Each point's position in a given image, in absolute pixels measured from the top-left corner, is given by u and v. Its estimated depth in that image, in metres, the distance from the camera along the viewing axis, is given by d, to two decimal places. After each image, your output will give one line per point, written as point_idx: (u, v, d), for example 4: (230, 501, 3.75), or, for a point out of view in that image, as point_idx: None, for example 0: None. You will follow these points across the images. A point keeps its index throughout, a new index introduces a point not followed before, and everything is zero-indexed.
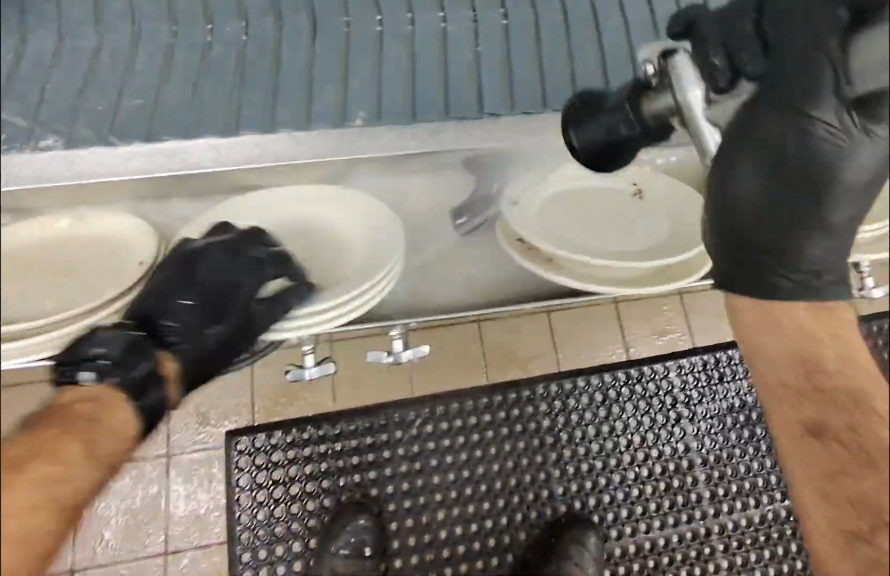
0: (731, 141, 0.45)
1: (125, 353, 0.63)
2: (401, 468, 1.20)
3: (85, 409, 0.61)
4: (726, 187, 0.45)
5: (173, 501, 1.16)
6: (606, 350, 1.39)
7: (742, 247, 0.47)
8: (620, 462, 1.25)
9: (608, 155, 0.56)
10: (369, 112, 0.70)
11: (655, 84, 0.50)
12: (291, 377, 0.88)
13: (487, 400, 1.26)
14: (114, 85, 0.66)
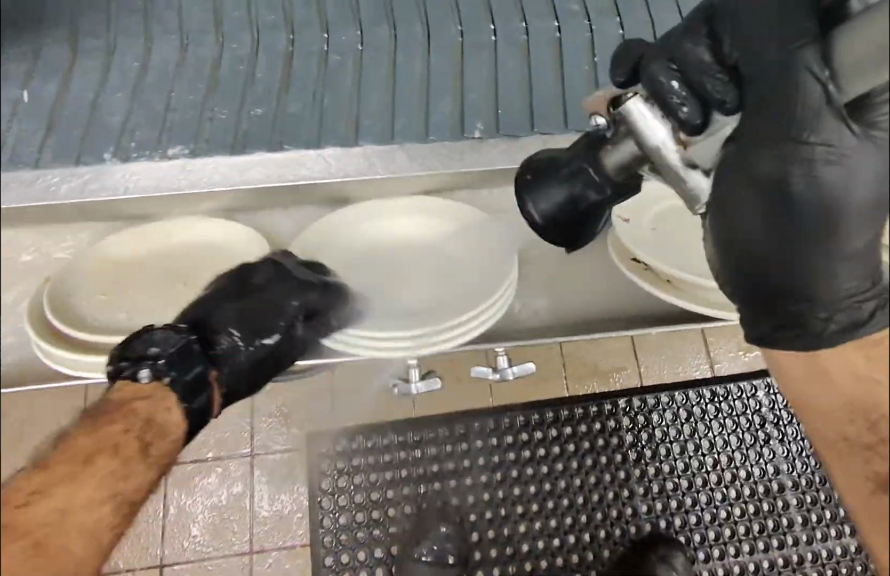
0: (732, 168, 0.44)
1: (177, 351, 0.63)
2: (481, 479, 1.19)
3: (137, 407, 0.60)
4: (733, 228, 0.44)
5: (258, 502, 1.18)
6: (689, 366, 1.32)
7: (759, 291, 0.45)
8: (707, 482, 1.21)
9: (576, 225, 0.52)
10: (487, 124, 0.78)
11: (611, 135, 0.49)
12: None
13: (568, 412, 1.24)
14: (243, 101, 0.78)
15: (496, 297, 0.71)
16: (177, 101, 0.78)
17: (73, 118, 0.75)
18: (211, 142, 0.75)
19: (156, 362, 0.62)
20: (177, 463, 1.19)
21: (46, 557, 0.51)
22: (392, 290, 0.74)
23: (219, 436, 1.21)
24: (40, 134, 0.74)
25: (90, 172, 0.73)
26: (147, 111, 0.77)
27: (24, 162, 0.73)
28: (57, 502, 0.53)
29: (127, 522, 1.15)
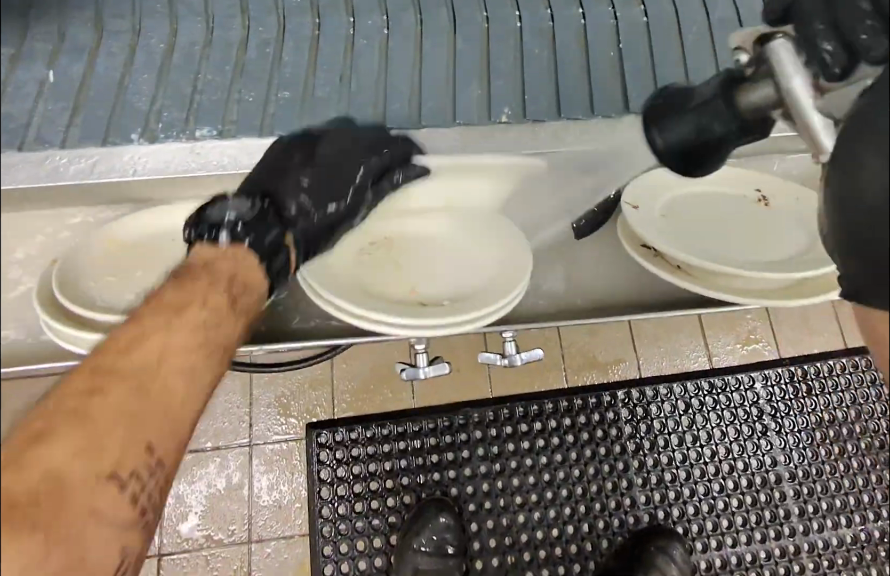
0: (861, 131, 0.34)
1: (250, 218, 0.62)
2: (481, 469, 1.19)
3: (217, 265, 0.59)
4: (848, 187, 0.35)
5: (256, 491, 1.16)
6: (687, 359, 1.31)
7: (881, 260, 0.34)
8: (705, 473, 1.22)
9: (699, 154, 0.46)
10: (514, 109, 0.76)
11: (750, 74, 0.43)
12: (405, 376, 0.87)
13: (567, 403, 1.24)
14: (269, 83, 0.76)
15: (515, 296, 0.67)
16: (205, 84, 0.75)
17: (101, 92, 0.72)
18: (225, 124, 0.74)
19: (235, 227, 0.61)
20: None
21: (151, 402, 0.49)
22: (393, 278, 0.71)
23: (217, 425, 1.20)
24: (68, 113, 0.71)
25: (100, 154, 0.70)
26: (173, 93, 0.74)
27: (48, 142, 0.70)
28: (154, 350, 0.51)
29: None
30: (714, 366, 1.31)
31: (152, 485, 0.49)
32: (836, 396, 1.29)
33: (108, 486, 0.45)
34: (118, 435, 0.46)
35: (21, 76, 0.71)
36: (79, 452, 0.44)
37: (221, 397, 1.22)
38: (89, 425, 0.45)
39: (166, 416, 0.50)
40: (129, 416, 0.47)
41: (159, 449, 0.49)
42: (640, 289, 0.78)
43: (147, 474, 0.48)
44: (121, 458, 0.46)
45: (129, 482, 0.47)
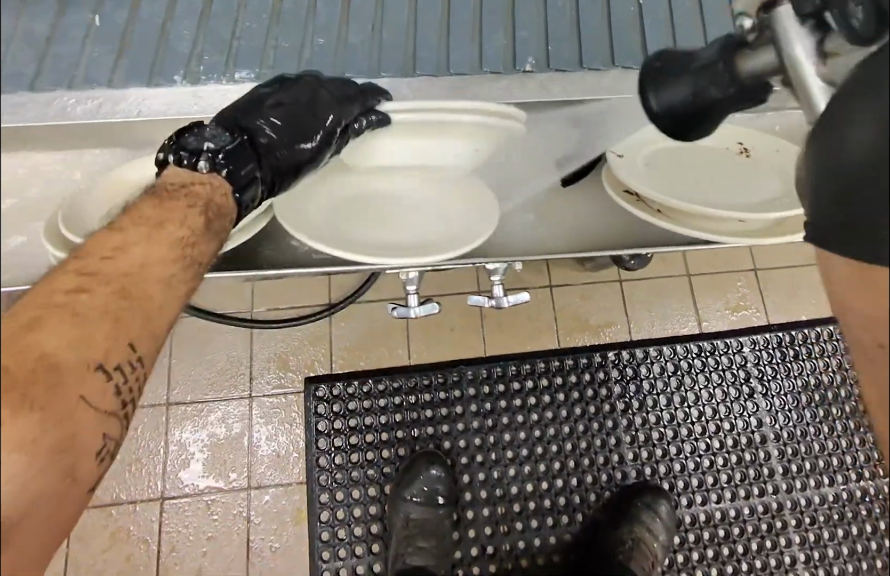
0: (866, 79, 0.34)
1: (229, 151, 0.64)
2: (472, 424, 1.23)
3: (196, 189, 0.60)
4: (834, 135, 0.35)
5: (256, 441, 1.21)
6: (678, 324, 1.34)
7: (838, 207, 0.35)
8: (692, 433, 1.26)
9: (691, 117, 0.46)
10: (538, 59, 0.76)
11: (754, 40, 0.42)
12: (395, 312, 0.91)
13: (558, 363, 1.28)
14: (305, 30, 0.76)
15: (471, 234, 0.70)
16: (246, 31, 0.76)
17: (144, 39, 0.73)
18: (245, 62, 0.74)
19: (213, 156, 0.63)
20: (180, 402, 1.22)
21: (135, 302, 0.51)
22: (359, 230, 0.72)
23: (220, 378, 1.24)
24: (113, 58, 0.72)
25: (111, 95, 0.70)
26: (214, 39, 0.75)
27: (96, 82, 0.71)
28: (136, 257, 0.53)
29: (129, 457, 1.18)
30: (704, 331, 1.34)
31: (134, 379, 0.51)
32: (823, 361, 1.33)
33: (90, 379, 0.47)
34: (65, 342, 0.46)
35: (69, 21, 0.73)
36: (69, 345, 0.46)
37: (228, 351, 1.26)
38: (26, 334, 0.44)
39: (149, 319, 0.52)
40: (113, 316, 0.49)
41: (140, 349, 0.51)
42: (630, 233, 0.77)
43: (121, 373, 0.49)
44: (104, 356, 0.48)
45: (114, 375, 0.48)
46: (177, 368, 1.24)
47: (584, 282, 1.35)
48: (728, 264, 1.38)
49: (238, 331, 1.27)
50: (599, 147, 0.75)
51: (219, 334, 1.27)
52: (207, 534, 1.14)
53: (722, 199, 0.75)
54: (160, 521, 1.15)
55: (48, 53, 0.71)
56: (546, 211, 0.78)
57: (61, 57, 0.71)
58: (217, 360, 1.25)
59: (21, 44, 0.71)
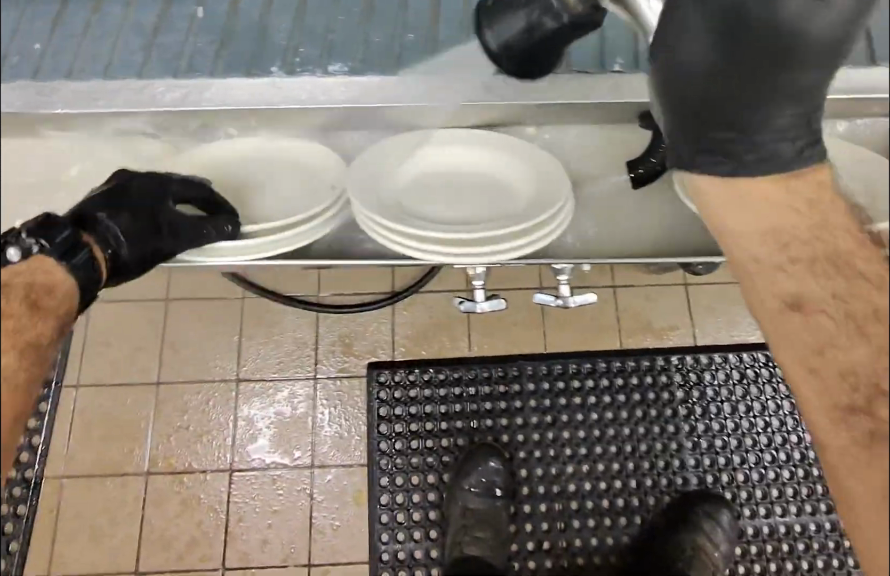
0: (684, 28, 0.58)
1: (42, 227, 0.61)
2: (531, 420, 1.24)
3: (15, 282, 0.59)
4: (669, 68, 0.59)
5: (320, 422, 1.24)
6: (744, 330, 1.32)
7: (686, 119, 0.59)
8: (757, 443, 1.24)
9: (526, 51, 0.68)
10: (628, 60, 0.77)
11: None
12: (460, 308, 0.84)
13: (619, 364, 1.28)
14: (397, 23, 0.78)
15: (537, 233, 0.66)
16: (341, 25, 0.77)
17: (245, 32, 0.76)
18: (331, 56, 0.75)
19: (23, 241, 0.60)
20: (250, 379, 1.27)
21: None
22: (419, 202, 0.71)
23: (287, 359, 1.28)
24: (216, 48, 0.75)
25: (191, 85, 0.72)
26: (310, 32, 0.77)
27: (199, 70, 0.74)
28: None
29: (201, 429, 1.23)
30: None
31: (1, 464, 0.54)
32: None
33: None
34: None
35: (176, 13, 0.76)
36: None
37: (296, 334, 1.30)
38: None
39: None
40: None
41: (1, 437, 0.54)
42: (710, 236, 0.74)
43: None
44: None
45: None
46: (247, 347, 1.29)
47: (647, 284, 1.35)
48: None
49: (306, 315, 1.31)
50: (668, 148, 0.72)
51: (288, 317, 1.31)
52: (272, 508, 1.18)
53: None
54: (228, 492, 1.19)
55: (155, 42, 0.75)
56: (624, 203, 0.75)
57: (166, 47, 0.75)
58: (286, 341, 1.29)
59: (131, 36, 0.75)
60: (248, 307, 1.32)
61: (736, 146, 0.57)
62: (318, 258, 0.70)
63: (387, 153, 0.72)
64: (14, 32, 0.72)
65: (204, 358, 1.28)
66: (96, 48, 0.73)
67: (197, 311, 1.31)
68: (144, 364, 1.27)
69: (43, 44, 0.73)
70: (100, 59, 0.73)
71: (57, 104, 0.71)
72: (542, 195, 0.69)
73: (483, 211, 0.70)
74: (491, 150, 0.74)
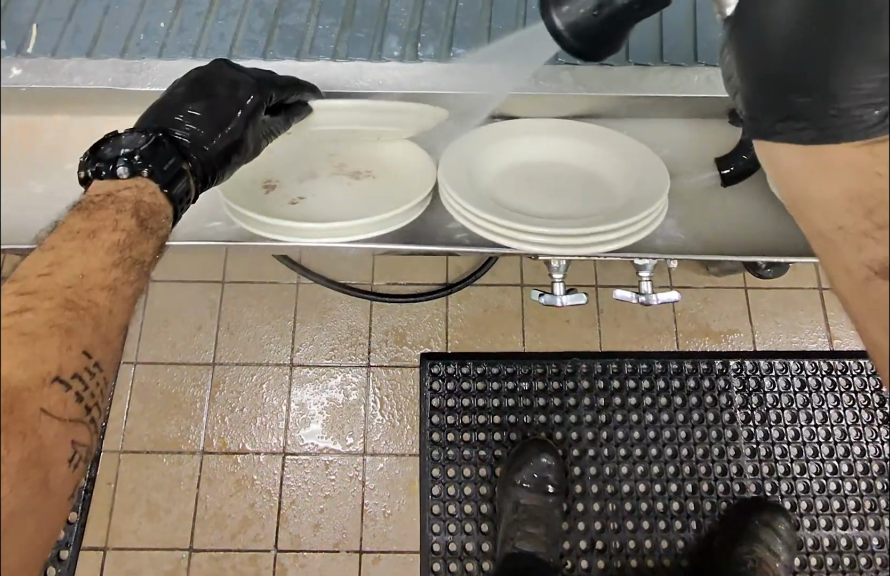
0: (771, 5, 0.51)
1: (148, 148, 0.54)
2: (586, 418, 1.23)
3: (121, 194, 0.51)
4: (754, 40, 0.51)
5: (372, 410, 1.25)
6: (806, 337, 1.29)
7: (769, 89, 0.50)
8: (817, 453, 1.22)
9: (598, 33, 0.53)
10: None
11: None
12: (539, 300, 0.83)
13: (677, 365, 1.26)
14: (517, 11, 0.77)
15: (638, 221, 0.65)
16: (461, 12, 0.77)
17: (365, 14, 0.77)
18: (443, 41, 0.75)
19: (131, 158, 0.53)
20: (303, 364, 1.27)
21: (82, 315, 0.43)
22: (511, 197, 0.70)
23: (340, 345, 1.28)
24: (334, 35, 0.75)
25: (300, 65, 0.73)
26: (431, 18, 0.77)
27: (320, 54, 0.74)
28: (76, 268, 0.44)
29: (254, 411, 1.24)
30: (835, 349, 1.28)
31: (96, 387, 0.45)
32: None
33: (53, 390, 0.41)
34: (87, 331, 0.43)
35: None
36: (20, 363, 0.39)
37: (351, 320, 1.30)
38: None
39: (100, 326, 0.44)
40: (63, 325, 0.41)
41: (96, 355, 0.44)
42: (800, 235, 0.69)
43: (88, 380, 0.44)
44: (64, 362, 0.41)
45: (74, 386, 0.42)
46: (302, 331, 1.29)
47: (706, 285, 1.32)
48: None
49: (360, 302, 1.31)
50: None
51: (341, 304, 1.31)
52: (324, 493, 1.19)
53: None
54: (281, 475, 1.20)
55: (277, 25, 0.76)
56: (715, 199, 0.72)
57: (288, 27, 0.76)
58: (340, 328, 1.29)
59: (255, 15, 0.76)
60: (303, 292, 1.32)
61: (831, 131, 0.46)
62: (395, 246, 0.67)
63: (476, 145, 0.72)
64: (143, 13, 0.75)
65: (257, 341, 1.28)
66: (221, 27, 0.75)
67: (253, 293, 1.31)
68: (200, 344, 1.28)
69: (169, 22, 0.75)
70: (223, 40, 0.74)
71: (146, 83, 0.70)
72: (642, 188, 0.68)
73: (578, 204, 0.69)
74: (584, 143, 0.73)
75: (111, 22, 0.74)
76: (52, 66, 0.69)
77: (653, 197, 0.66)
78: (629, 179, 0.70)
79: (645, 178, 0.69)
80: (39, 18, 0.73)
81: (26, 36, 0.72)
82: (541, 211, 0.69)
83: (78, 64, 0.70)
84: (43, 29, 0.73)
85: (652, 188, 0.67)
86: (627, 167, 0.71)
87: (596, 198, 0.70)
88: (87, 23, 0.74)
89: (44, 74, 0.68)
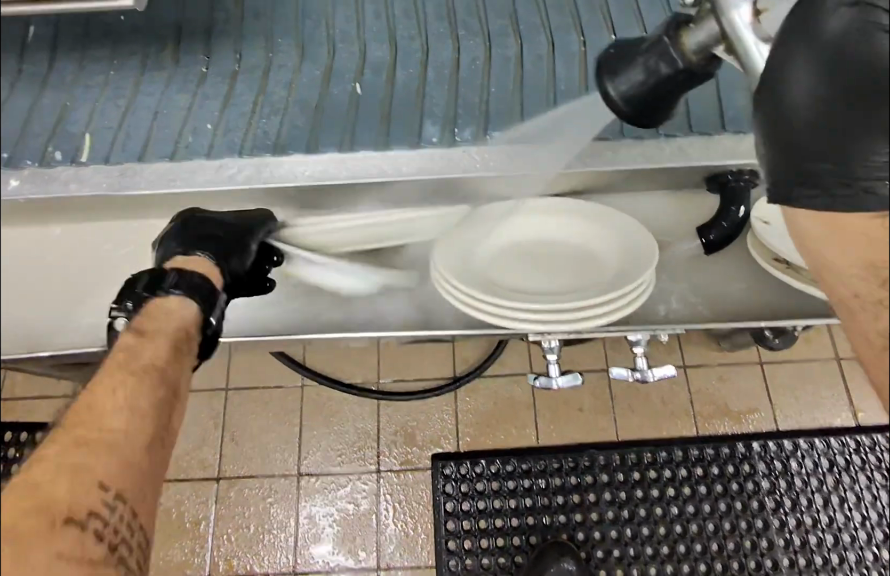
0: (797, 40, 0.38)
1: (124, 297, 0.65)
2: (607, 515, 1.17)
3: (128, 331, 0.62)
4: (780, 94, 0.38)
5: (384, 519, 1.19)
6: (828, 415, 1.25)
7: (790, 149, 0.38)
8: (855, 540, 1.14)
9: (651, 101, 0.48)
10: None
11: (620, 62, 0.48)
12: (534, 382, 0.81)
13: (699, 452, 1.20)
14: (545, 92, 0.81)
15: (631, 294, 0.66)
16: (493, 95, 0.81)
17: (401, 103, 0.81)
18: (476, 115, 0.79)
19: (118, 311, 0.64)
20: (309, 474, 1.23)
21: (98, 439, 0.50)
22: (503, 279, 0.73)
23: (345, 450, 1.25)
24: (376, 126, 0.79)
25: (348, 157, 0.76)
26: (465, 103, 0.80)
27: (362, 144, 0.77)
28: (106, 394, 0.54)
29: (261, 528, 1.19)
30: (860, 424, 1.24)
31: (121, 520, 0.48)
32: None
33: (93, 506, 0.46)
34: (125, 456, 0.50)
35: (336, 91, 0.82)
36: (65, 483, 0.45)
37: (357, 425, 1.26)
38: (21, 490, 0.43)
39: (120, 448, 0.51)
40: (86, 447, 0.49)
41: (115, 484, 0.48)
42: (779, 306, 0.71)
43: (111, 510, 0.47)
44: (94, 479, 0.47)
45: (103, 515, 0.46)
46: (311, 438, 1.26)
47: (720, 363, 1.29)
48: None
49: (366, 402, 1.28)
50: (741, 213, 0.72)
51: (347, 405, 1.28)
52: None
53: None
54: None
55: (321, 119, 0.80)
56: (702, 269, 0.74)
57: (331, 120, 0.80)
58: (347, 434, 1.26)
59: (297, 114, 0.80)
60: (308, 396, 1.29)
61: (857, 205, 0.36)
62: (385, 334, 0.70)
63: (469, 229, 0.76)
64: (188, 117, 0.79)
65: (262, 450, 1.25)
66: (265, 125, 0.79)
67: (258, 399, 1.29)
68: (205, 459, 1.24)
69: (216, 124, 0.79)
70: (267, 138, 0.78)
71: (136, 184, 0.74)
72: (632, 262, 0.71)
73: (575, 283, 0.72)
74: (589, 224, 0.76)
75: (160, 127, 0.77)
76: (51, 176, 0.71)
77: (639, 266, 0.69)
78: (620, 252, 0.73)
79: (634, 249, 0.72)
80: (92, 128, 0.75)
81: (80, 146, 0.74)
82: (533, 289, 0.72)
83: (76, 172, 0.72)
84: (96, 137, 0.75)
85: (637, 257, 0.71)
86: (620, 240, 0.74)
87: (588, 273, 0.73)
88: (136, 130, 0.77)
89: (42, 185, 0.71)
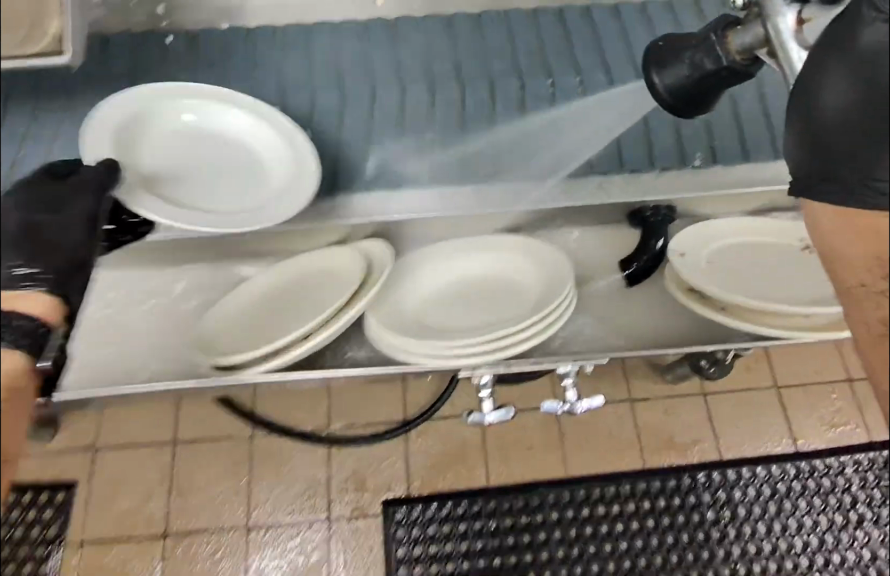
0: (836, 50, 0.42)
1: None
2: (558, 554, 1.18)
3: None
4: (814, 97, 0.43)
5: (335, 570, 1.18)
6: (769, 441, 1.28)
7: (819, 153, 0.43)
8: (797, 566, 1.18)
9: (696, 94, 0.55)
10: (705, 154, 0.88)
11: (666, 59, 0.56)
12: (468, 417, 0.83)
13: (645, 486, 1.22)
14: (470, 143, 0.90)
15: (548, 324, 0.73)
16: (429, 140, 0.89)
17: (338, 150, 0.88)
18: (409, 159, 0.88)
19: None
20: (259, 527, 1.21)
21: None
22: (437, 318, 0.79)
23: (295, 501, 1.23)
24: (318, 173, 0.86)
25: None
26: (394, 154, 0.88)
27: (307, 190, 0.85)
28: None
29: None
30: (799, 449, 1.27)
31: None
32: None
33: None
34: None
35: None
36: None
37: (308, 475, 1.25)
38: None
39: None
40: None
41: None
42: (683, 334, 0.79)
43: None
44: None
45: None
46: (261, 489, 1.24)
47: (666, 397, 1.32)
48: (814, 378, 1.34)
49: (316, 449, 1.28)
50: (661, 245, 0.83)
51: (297, 452, 1.28)
52: None
53: (784, 296, 0.79)
54: None
55: None
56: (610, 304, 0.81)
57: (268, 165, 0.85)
58: (297, 483, 1.25)
59: None
60: (257, 446, 1.28)
61: (873, 203, 0.41)
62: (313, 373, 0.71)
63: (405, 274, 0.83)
64: None
65: (211, 505, 1.23)
66: None
67: (207, 452, 1.28)
68: (152, 517, 1.22)
69: None
70: None
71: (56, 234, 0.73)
72: (550, 292, 0.78)
73: (503, 312, 0.78)
74: (518, 258, 0.84)
75: None
76: None
77: (556, 295, 0.76)
78: (542, 283, 0.80)
79: (553, 280, 0.79)
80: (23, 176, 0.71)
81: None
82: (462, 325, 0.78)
83: None
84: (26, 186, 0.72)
85: (554, 287, 0.78)
86: (541, 273, 0.81)
87: (511, 305, 0.80)
88: None
89: None
